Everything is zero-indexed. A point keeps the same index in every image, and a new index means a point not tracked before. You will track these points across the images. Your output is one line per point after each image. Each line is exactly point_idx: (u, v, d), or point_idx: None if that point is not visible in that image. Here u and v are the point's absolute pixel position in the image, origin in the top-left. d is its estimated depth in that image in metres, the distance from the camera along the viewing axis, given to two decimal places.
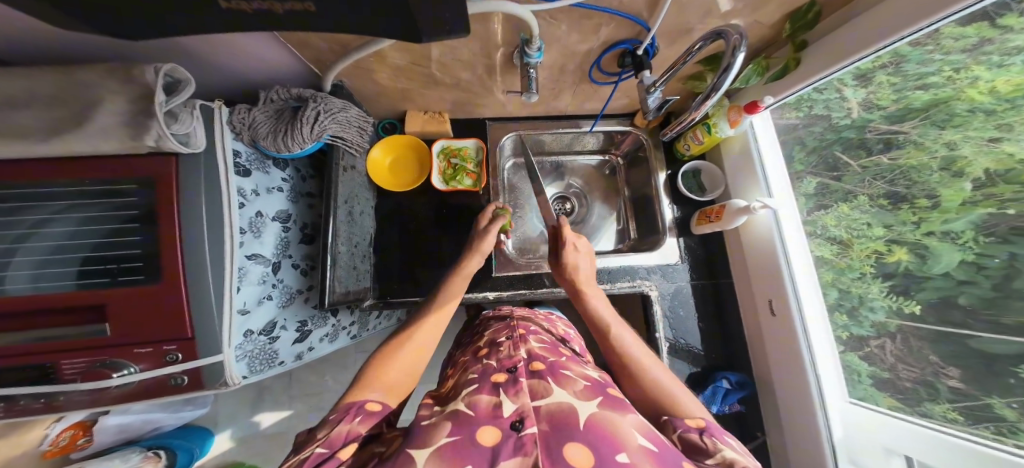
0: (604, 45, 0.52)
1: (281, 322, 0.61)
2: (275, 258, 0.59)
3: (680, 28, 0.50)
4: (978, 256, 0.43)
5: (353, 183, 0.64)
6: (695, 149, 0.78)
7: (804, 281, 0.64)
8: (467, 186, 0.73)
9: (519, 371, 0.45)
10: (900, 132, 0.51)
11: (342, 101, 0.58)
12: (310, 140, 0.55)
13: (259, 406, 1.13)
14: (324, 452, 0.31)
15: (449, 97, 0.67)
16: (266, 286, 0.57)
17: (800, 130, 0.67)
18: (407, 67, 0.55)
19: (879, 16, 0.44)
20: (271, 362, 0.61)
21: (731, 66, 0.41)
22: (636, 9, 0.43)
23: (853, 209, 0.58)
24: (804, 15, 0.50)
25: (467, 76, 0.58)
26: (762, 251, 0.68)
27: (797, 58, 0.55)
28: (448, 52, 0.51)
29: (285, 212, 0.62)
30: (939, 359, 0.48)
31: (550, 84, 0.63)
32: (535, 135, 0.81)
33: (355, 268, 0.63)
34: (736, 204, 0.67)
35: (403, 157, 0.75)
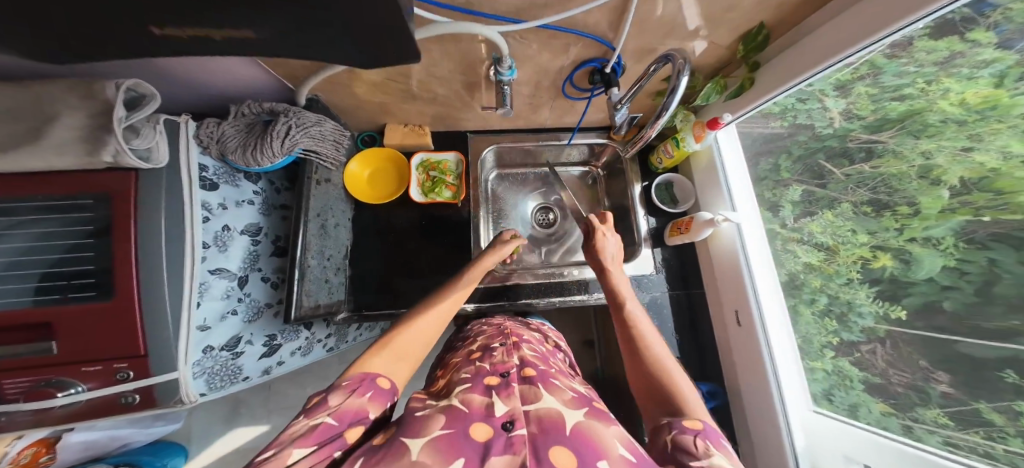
0: (575, 63, 0.54)
1: (247, 337, 0.62)
2: (242, 272, 0.60)
3: (648, 47, 0.53)
4: (958, 261, 0.42)
5: (326, 197, 0.64)
6: (667, 162, 0.81)
7: (764, 289, 0.68)
8: (446, 198, 0.73)
9: (511, 376, 0.45)
10: (878, 141, 0.51)
11: (317, 115, 0.59)
12: (281, 155, 0.56)
13: (235, 421, 1.09)
14: (332, 425, 0.34)
15: (429, 111, 0.68)
16: (231, 299, 0.58)
17: (783, 139, 0.66)
18: (384, 82, 0.56)
19: (817, 40, 0.47)
20: (235, 377, 0.62)
21: (675, 88, 0.45)
22: (601, 30, 0.46)
23: (837, 216, 0.57)
24: (754, 37, 0.53)
25: (444, 91, 0.60)
26: (728, 260, 0.72)
27: (751, 78, 0.58)
28: (425, 66, 0.51)
29: (256, 226, 0.63)
30: (929, 363, 0.46)
31: (526, 98, 0.64)
32: (516, 146, 0.82)
33: (327, 282, 0.62)
34: (703, 217, 0.70)
35: (381, 170, 0.75)
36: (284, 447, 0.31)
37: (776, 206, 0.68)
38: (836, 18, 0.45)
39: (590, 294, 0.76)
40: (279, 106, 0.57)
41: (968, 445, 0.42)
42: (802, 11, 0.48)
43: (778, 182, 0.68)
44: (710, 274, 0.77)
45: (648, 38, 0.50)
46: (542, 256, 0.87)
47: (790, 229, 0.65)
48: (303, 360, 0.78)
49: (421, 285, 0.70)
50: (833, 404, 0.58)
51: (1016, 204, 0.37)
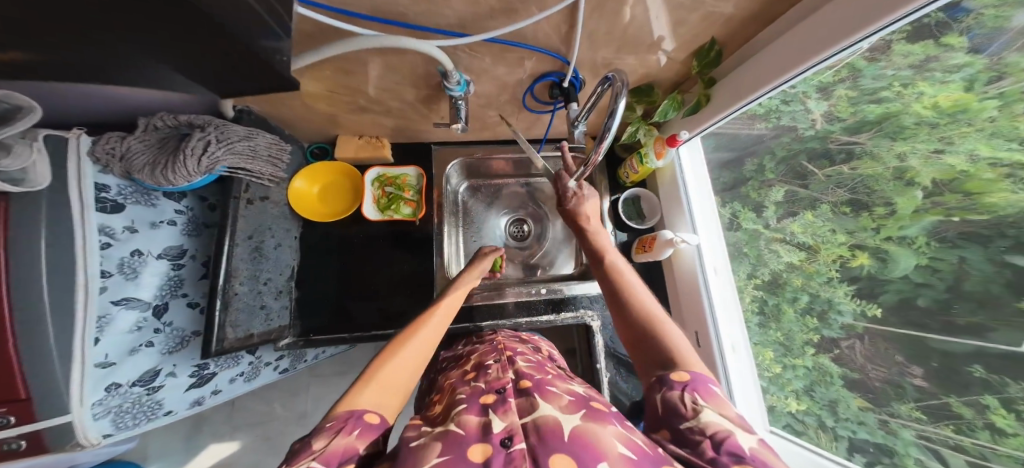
0: (533, 77, 0.53)
1: (167, 369, 0.59)
2: (158, 301, 0.58)
3: (604, 60, 0.52)
4: (931, 259, 0.43)
5: (263, 214, 0.61)
6: (634, 177, 0.84)
7: (723, 313, 0.70)
8: (405, 215, 0.71)
9: (507, 391, 0.43)
10: (858, 143, 0.50)
11: (246, 129, 0.56)
12: (198, 173, 0.52)
13: (197, 437, 1.03)
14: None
15: (387, 123, 0.66)
16: (144, 330, 0.56)
17: (768, 141, 0.64)
18: (324, 94, 0.54)
19: (765, 59, 0.48)
20: (154, 413, 0.60)
21: (615, 110, 0.43)
22: (551, 44, 0.44)
23: (817, 216, 0.56)
24: (707, 53, 0.53)
25: (399, 105, 0.58)
26: (688, 281, 0.74)
27: (708, 95, 0.59)
28: (379, 77, 0.49)
29: (181, 249, 0.61)
30: (904, 358, 0.46)
31: (490, 109, 0.63)
32: (483, 159, 0.82)
33: (263, 308, 0.59)
34: (664, 236, 0.72)
35: (331, 184, 0.73)
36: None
37: (760, 207, 0.67)
38: (782, 38, 0.45)
39: (556, 316, 0.74)
40: (204, 119, 0.53)
41: (939, 438, 0.43)
42: (748, 28, 0.49)
43: (763, 182, 0.66)
44: (675, 294, 0.79)
45: (612, 50, 0.49)
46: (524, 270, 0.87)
47: (773, 229, 0.64)
48: (246, 387, 0.75)
49: (378, 306, 0.67)
50: (813, 399, 0.58)
51: (985, 206, 0.37)
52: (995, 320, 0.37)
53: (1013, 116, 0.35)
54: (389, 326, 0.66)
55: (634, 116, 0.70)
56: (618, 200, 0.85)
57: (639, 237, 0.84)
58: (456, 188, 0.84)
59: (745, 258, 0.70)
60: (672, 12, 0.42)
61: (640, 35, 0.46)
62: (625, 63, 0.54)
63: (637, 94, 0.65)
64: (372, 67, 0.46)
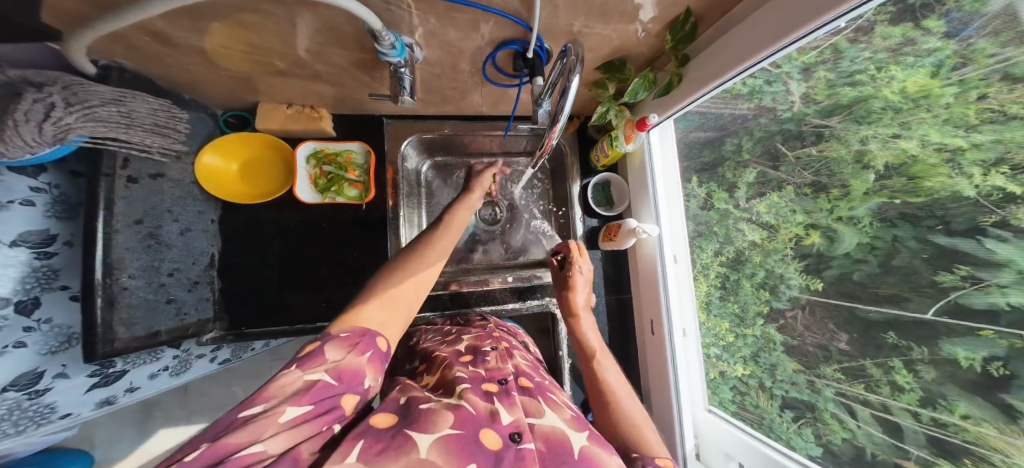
0: (492, 44, 0.48)
1: (55, 370, 0.47)
2: (20, 296, 0.43)
3: (568, 29, 0.47)
4: (872, 239, 0.44)
5: (154, 193, 0.52)
6: (604, 161, 0.84)
7: (676, 297, 0.77)
8: (349, 197, 0.69)
9: (510, 384, 0.42)
10: (828, 126, 0.49)
11: (116, 89, 0.44)
12: (44, 145, 0.38)
13: (148, 424, 0.97)
14: (329, 385, 0.30)
15: (328, 91, 0.61)
16: (10, 330, 0.42)
17: (748, 121, 0.61)
18: (219, 50, 0.45)
19: (738, 38, 0.45)
20: (45, 418, 0.47)
21: (567, 88, 0.42)
22: (507, 7, 0.39)
23: (781, 198, 0.56)
24: (682, 26, 0.49)
25: (327, 69, 0.52)
26: (649, 267, 0.81)
27: (680, 74, 0.58)
28: (312, 35, 0.42)
29: (46, 234, 0.46)
30: (835, 325, 0.50)
31: (447, 73, 0.56)
32: (451, 136, 0.78)
33: (167, 302, 0.54)
34: (629, 225, 0.75)
35: (252, 160, 0.67)
36: (276, 404, 0.27)
37: (732, 187, 0.66)
38: (753, 14, 0.43)
39: (523, 303, 0.80)
40: (47, 75, 0.38)
41: (852, 394, 0.48)
42: (725, 1, 0.45)
43: (737, 163, 0.64)
44: (636, 283, 0.85)
45: (580, 18, 0.44)
46: (501, 254, 0.87)
47: (742, 210, 0.64)
48: (171, 382, 0.67)
49: (324, 297, 0.68)
50: (757, 364, 0.62)
51: (923, 189, 0.38)
52: (913, 291, 0.40)
53: (966, 102, 0.34)
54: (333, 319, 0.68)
55: (605, 95, 0.66)
56: (588, 185, 0.87)
57: (607, 223, 0.87)
58: (417, 167, 0.81)
59: (714, 237, 0.70)
60: None
61: (611, 4, 0.41)
62: (598, 33, 0.49)
63: (609, 70, 0.60)
64: (300, 22, 0.39)
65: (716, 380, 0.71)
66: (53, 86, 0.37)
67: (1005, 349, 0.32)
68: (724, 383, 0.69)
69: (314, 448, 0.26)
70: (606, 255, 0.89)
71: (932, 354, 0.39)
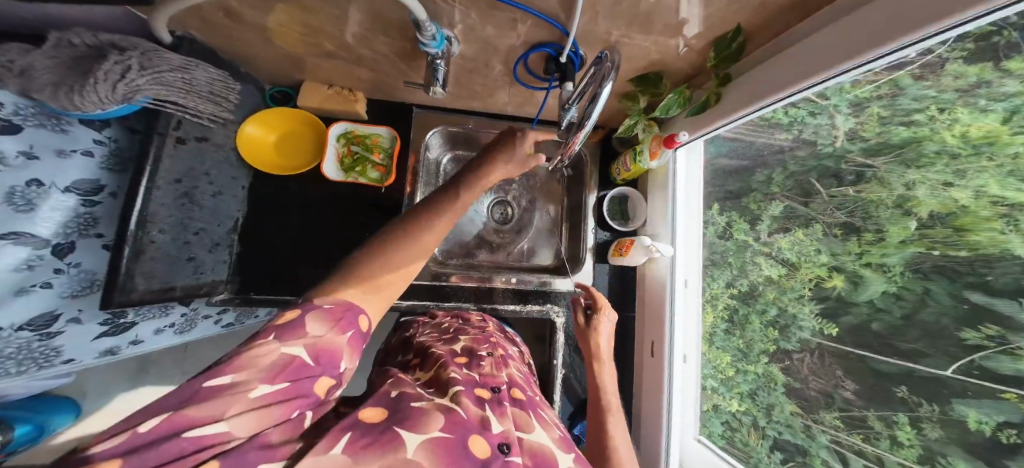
0: (527, 45, 0.49)
1: (70, 315, 0.50)
2: (59, 239, 0.46)
3: (609, 39, 0.47)
4: (899, 289, 0.44)
5: (197, 155, 0.55)
6: (625, 175, 0.83)
7: (683, 324, 0.73)
8: (371, 178, 0.72)
9: (502, 394, 0.42)
10: (872, 167, 0.47)
11: (183, 58, 0.47)
12: (113, 102, 0.41)
13: (141, 379, 1.03)
14: (307, 365, 0.30)
15: (364, 74, 0.62)
16: (41, 269, 0.44)
17: (784, 154, 0.59)
18: (280, 30, 0.48)
19: (780, 67, 0.44)
20: (48, 361, 0.51)
21: (598, 96, 0.41)
22: (549, 9, 0.40)
23: (807, 235, 0.54)
24: (728, 43, 0.47)
25: (372, 55, 0.54)
26: (656, 288, 0.77)
27: (717, 94, 0.56)
28: (361, 22, 0.44)
29: (96, 183, 0.50)
30: (842, 373, 0.51)
31: (480, 71, 0.58)
32: (474, 132, 0.79)
33: (190, 260, 0.57)
34: (642, 242, 0.73)
35: (289, 131, 0.70)
36: (248, 379, 0.26)
37: (754, 219, 0.64)
38: (800, 43, 0.42)
39: (523, 305, 0.79)
40: (130, 41, 0.43)
41: (848, 443, 0.50)
42: (772, 25, 0.44)
43: (765, 195, 0.62)
44: (642, 301, 0.82)
45: (621, 27, 0.44)
46: (505, 255, 0.88)
47: (762, 243, 0.62)
48: (175, 338, 0.74)
49: (331, 272, 0.71)
50: (754, 402, 0.62)
51: (967, 243, 0.38)
52: (930, 348, 0.41)
53: None
54: None
55: (635, 109, 0.65)
56: (605, 197, 0.85)
57: (619, 238, 0.85)
58: (438, 158, 0.83)
59: (728, 268, 0.69)
60: None
61: (657, 14, 0.41)
62: (639, 45, 0.49)
63: (643, 83, 0.60)
64: (352, 10, 0.41)
65: (709, 412, 0.71)
66: (132, 51, 0.42)
67: (1022, 416, 0.34)
68: (716, 417, 0.69)
69: (276, 435, 0.26)
70: (615, 270, 0.87)
71: (942, 413, 0.40)
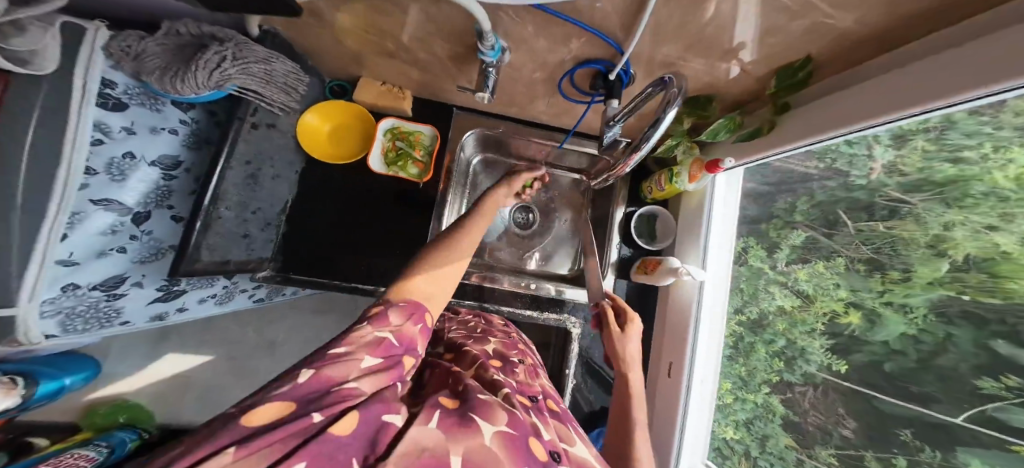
0: (576, 60, 0.50)
1: (135, 279, 0.58)
2: (140, 209, 0.54)
3: (664, 58, 0.48)
4: (919, 332, 0.43)
5: (263, 140, 0.59)
6: (656, 194, 0.82)
7: (704, 349, 0.72)
8: (410, 174, 0.74)
9: (541, 404, 0.42)
10: (908, 203, 0.46)
11: (268, 51, 0.52)
12: (207, 87, 0.47)
13: (162, 347, 1.11)
14: (395, 344, 0.32)
15: (413, 74, 0.65)
16: (120, 235, 0.53)
17: (814, 182, 0.58)
18: (354, 31, 0.51)
19: (831, 107, 0.43)
20: (110, 321, 0.60)
21: (661, 119, 0.42)
22: (608, 28, 0.40)
23: (827, 268, 0.55)
24: (794, 72, 0.45)
25: (427, 57, 0.56)
26: (680, 310, 0.75)
27: (773, 123, 0.54)
28: (425, 25, 0.47)
29: (176, 160, 0.57)
30: (845, 411, 0.52)
31: (522, 80, 0.60)
32: (504, 136, 0.82)
33: (244, 236, 0.60)
34: (670, 263, 0.72)
35: (343, 124, 0.74)
36: (356, 349, 0.29)
37: (772, 246, 0.65)
38: (856, 87, 0.40)
39: (540, 313, 0.78)
40: (228, 33, 0.50)
41: None
42: (853, 56, 0.40)
43: (787, 222, 0.63)
44: (662, 323, 0.80)
45: (681, 48, 0.44)
46: (521, 260, 0.89)
47: (778, 271, 0.63)
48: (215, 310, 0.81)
49: (364, 261, 0.73)
50: (749, 432, 0.66)
51: (1003, 290, 0.36)
52: (947, 393, 0.41)
53: None
54: (370, 282, 0.72)
55: (679, 129, 0.65)
56: (633, 215, 0.84)
57: (643, 256, 0.84)
58: (470, 158, 0.85)
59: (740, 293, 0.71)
60: (762, 14, 0.36)
61: (716, 39, 0.41)
62: (691, 66, 0.49)
63: (691, 105, 0.59)
64: (413, 9, 0.43)
65: None
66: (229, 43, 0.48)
67: None
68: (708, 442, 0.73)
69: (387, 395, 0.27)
70: (635, 287, 0.85)
71: (943, 460, 0.41)
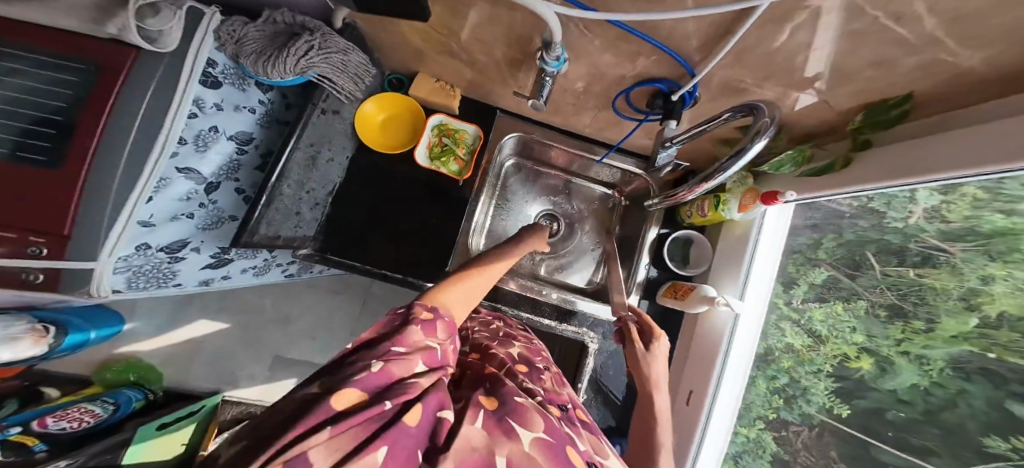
0: (637, 78, 0.50)
1: (194, 244, 0.71)
2: (213, 179, 0.66)
3: (732, 82, 0.47)
4: (932, 384, 0.49)
5: (326, 129, 0.65)
6: (695, 219, 0.79)
7: (729, 380, 0.69)
8: (451, 171, 0.75)
9: (570, 413, 0.41)
10: (945, 251, 0.48)
11: (346, 44, 0.58)
12: (291, 73, 0.54)
13: (186, 310, 1.17)
14: (439, 354, 0.30)
15: (466, 74, 0.67)
16: (192, 201, 0.65)
17: (862, 224, 0.58)
18: (425, 30, 0.54)
19: (897, 155, 0.41)
20: (167, 278, 0.74)
21: (747, 150, 0.40)
22: (684, 49, 0.40)
23: (845, 310, 0.60)
24: (888, 109, 0.39)
25: (485, 58, 0.57)
26: (710, 341, 0.72)
27: (849, 160, 0.49)
28: (496, 34, 0.49)
29: (249, 135, 0.69)
30: (836, 454, 0.62)
31: (575, 93, 0.60)
32: (540, 141, 0.82)
33: (297, 213, 0.65)
34: (705, 292, 0.69)
35: (396, 115, 0.76)
36: (412, 351, 0.28)
37: (789, 282, 0.70)
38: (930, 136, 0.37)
39: (559, 324, 0.78)
40: (315, 23, 0.56)
41: None
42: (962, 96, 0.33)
43: (809, 259, 0.68)
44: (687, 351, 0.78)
45: (756, 75, 0.44)
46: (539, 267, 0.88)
47: (792, 308, 0.69)
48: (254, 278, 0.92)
49: (394, 250, 0.74)
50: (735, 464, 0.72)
51: None
52: (941, 447, 0.49)
53: None
54: (400, 271, 0.73)
55: None
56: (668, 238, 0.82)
57: (672, 280, 0.82)
58: (503, 161, 0.86)
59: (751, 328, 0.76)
60: (839, 57, 0.35)
61: (792, 70, 0.40)
62: (758, 94, 0.48)
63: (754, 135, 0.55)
64: (473, 10, 0.44)
65: None
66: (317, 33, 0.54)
67: None
68: None
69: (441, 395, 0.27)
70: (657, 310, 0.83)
71: None
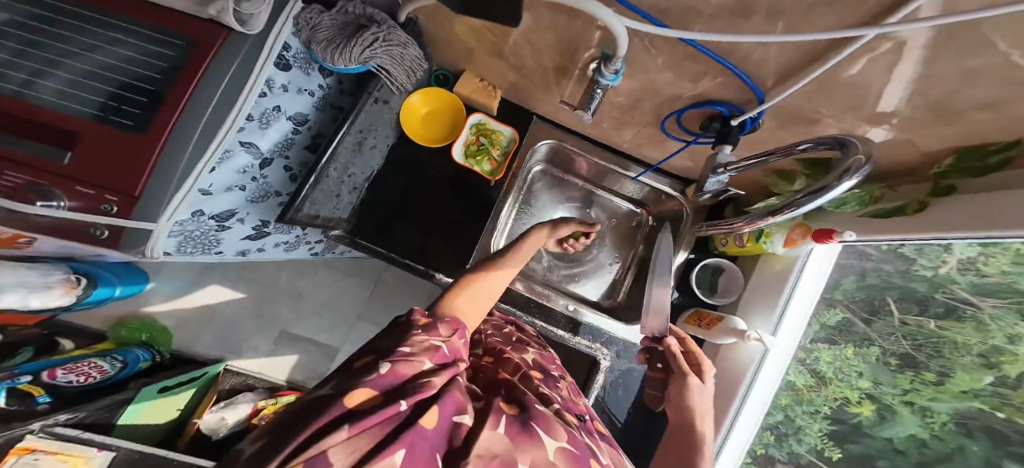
0: (694, 98, 0.50)
1: (241, 214, 0.74)
2: (268, 154, 0.69)
3: (793, 110, 0.46)
4: (929, 436, 0.57)
5: (373, 119, 0.67)
6: (730, 248, 0.77)
7: (745, 417, 0.67)
8: (484, 171, 0.77)
9: (588, 423, 0.40)
10: (973, 305, 0.51)
11: (406, 37, 0.59)
12: (356, 61, 0.56)
13: (208, 276, 1.22)
14: (447, 353, 0.29)
15: (512, 78, 0.67)
16: (246, 176, 0.67)
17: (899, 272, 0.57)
18: (482, 31, 0.54)
19: (962, 208, 0.37)
20: (210, 246, 0.77)
21: (827, 189, 0.34)
22: (756, 71, 0.39)
23: (855, 355, 0.64)
24: (984, 155, 0.34)
25: (534, 65, 0.58)
26: (732, 375, 0.69)
27: (925, 204, 0.43)
28: (553, 44, 0.49)
29: (304, 117, 0.71)
30: None
31: (623, 107, 0.60)
32: (574, 151, 0.82)
33: (337, 196, 0.67)
34: (732, 324, 0.67)
35: (438, 109, 0.78)
36: (419, 350, 0.27)
37: None
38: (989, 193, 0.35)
39: (575, 334, 0.78)
40: (382, 16, 0.57)
41: None
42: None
43: (827, 299, 0.68)
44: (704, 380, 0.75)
45: (822, 106, 0.43)
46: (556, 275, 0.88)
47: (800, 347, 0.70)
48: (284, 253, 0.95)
49: (419, 242, 0.75)
50: None
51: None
52: None
53: None
54: (422, 263, 0.74)
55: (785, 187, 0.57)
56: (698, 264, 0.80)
57: (696, 306, 0.80)
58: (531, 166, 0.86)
59: None
60: (916, 98, 0.34)
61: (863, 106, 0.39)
62: (821, 126, 0.47)
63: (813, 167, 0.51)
64: (530, 14, 0.44)
65: None
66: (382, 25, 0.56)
67: None
68: None
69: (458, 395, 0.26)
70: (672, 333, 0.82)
71: None
